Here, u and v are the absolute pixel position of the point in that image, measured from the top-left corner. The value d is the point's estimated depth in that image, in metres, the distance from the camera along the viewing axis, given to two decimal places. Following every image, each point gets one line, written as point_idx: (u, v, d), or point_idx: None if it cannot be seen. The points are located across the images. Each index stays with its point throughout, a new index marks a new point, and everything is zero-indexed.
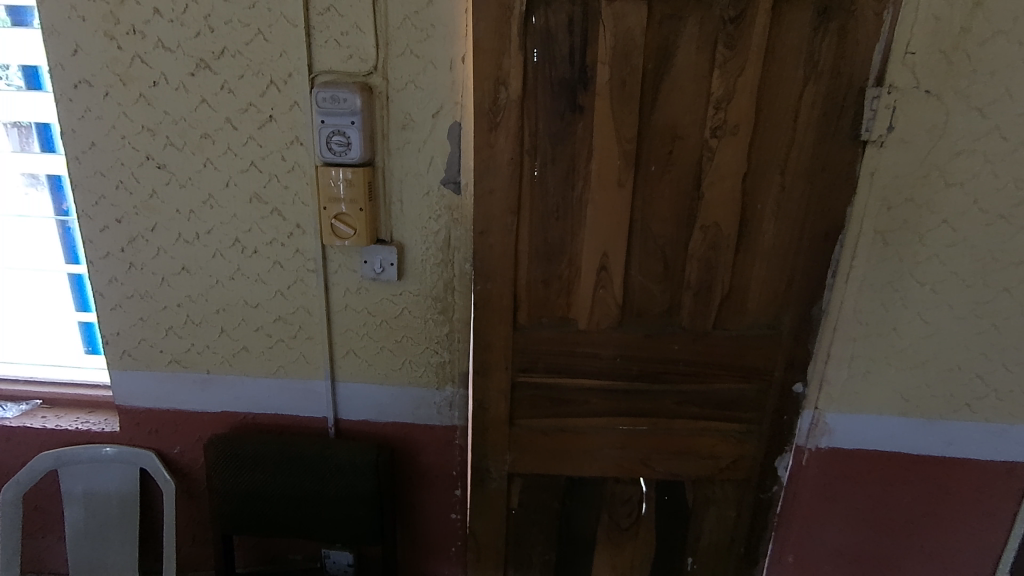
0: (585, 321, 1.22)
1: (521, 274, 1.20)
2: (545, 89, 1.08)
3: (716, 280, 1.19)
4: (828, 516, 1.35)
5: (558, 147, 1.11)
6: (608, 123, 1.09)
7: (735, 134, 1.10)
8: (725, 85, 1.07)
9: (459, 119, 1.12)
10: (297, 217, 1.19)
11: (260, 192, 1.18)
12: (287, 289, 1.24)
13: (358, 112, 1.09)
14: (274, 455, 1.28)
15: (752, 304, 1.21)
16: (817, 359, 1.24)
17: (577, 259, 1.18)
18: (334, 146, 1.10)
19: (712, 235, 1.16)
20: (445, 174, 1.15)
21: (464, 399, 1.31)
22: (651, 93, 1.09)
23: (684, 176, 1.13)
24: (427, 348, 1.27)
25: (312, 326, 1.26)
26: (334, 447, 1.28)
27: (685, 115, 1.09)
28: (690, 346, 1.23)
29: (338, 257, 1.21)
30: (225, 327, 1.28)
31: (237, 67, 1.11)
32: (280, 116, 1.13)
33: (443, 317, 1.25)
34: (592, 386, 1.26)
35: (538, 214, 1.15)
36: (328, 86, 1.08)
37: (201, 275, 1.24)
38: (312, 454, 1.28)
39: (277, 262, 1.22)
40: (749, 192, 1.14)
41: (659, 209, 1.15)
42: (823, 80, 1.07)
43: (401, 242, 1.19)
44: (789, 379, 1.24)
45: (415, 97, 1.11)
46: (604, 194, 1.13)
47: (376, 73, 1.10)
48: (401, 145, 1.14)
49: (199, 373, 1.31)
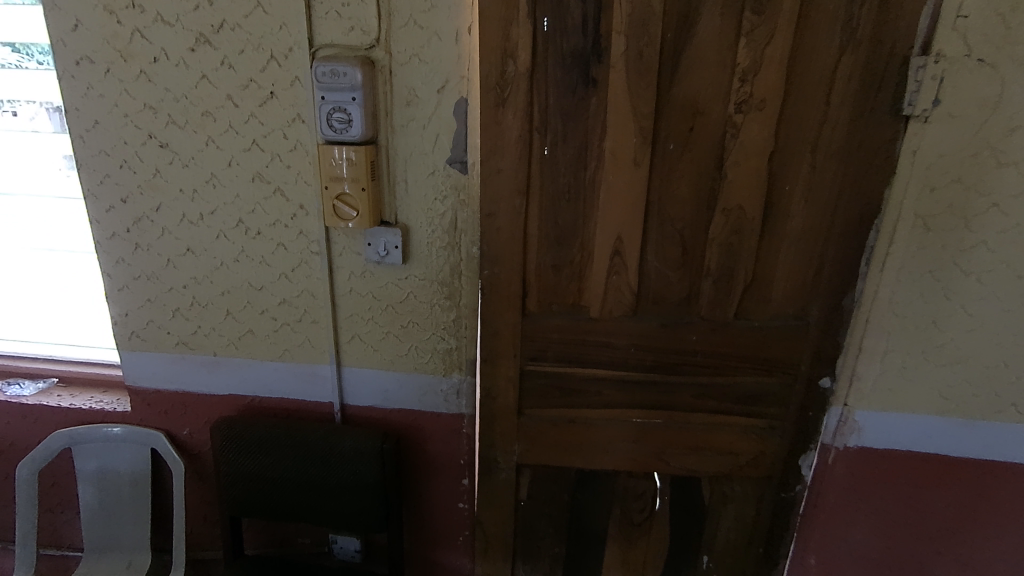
0: (598, 309, 1.16)
1: (530, 259, 1.14)
2: (556, 62, 1.01)
3: (739, 267, 1.12)
4: (855, 519, 1.27)
5: (570, 124, 1.05)
6: (624, 98, 1.02)
7: (762, 109, 1.01)
8: (752, 55, 0.99)
9: (465, 94, 1.06)
10: (300, 197, 1.15)
11: (263, 171, 1.15)
12: (291, 271, 1.21)
13: (359, 88, 1.04)
14: (280, 442, 1.27)
15: (778, 293, 1.13)
16: (848, 354, 1.16)
17: (590, 244, 1.12)
18: (335, 123, 1.06)
19: (734, 218, 1.08)
20: (452, 153, 1.10)
21: (471, 387, 1.26)
22: (670, 65, 1.01)
23: (705, 155, 1.06)
24: (434, 334, 1.23)
25: (317, 310, 1.24)
26: (340, 434, 1.26)
27: (707, 88, 1.01)
28: (709, 336, 1.16)
29: (342, 240, 1.17)
30: (231, 310, 1.26)
31: (236, 42, 1.07)
32: (282, 92, 1.09)
33: (450, 302, 1.20)
34: (605, 376, 1.21)
35: (549, 195, 1.09)
36: (328, 60, 1.04)
37: (205, 256, 1.22)
38: (318, 441, 1.26)
39: (281, 244, 1.19)
40: (776, 172, 1.05)
41: (678, 191, 1.08)
42: (861, 49, 0.97)
43: (406, 224, 1.15)
44: (816, 373, 1.17)
45: (419, 71, 1.06)
46: (618, 174, 1.07)
47: (379, 46, 1.05)
48: (406, 123, 1.09)
49: (206, 356, 1.30)
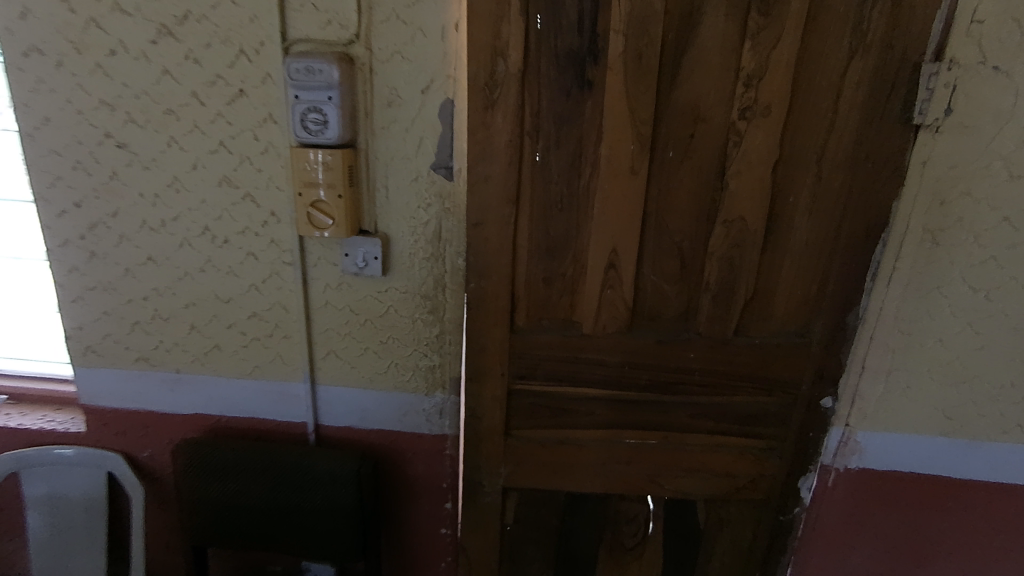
0: (591, 325, 1.10)
1: (520, 271, 1.07)
2: (549, 62, 0.95)
3: (739, 282, 1.06)
4: (855, 542, 1.22)
5: (563, 129, 0.98)
6: (621, 102, 0.96)
7: (767, 116, 0.96)
8: (758, 59, 0.93)
9: (452, 96, 0.99)
10: (271, 204, 1.07)
11: (231, 175, 1.06)
12: (262, 283, 1.12)
13: (336, 86, 0.96)
14: (252, 466, 1.18)
15: (780, 309, 1.08)
16: (851, 373, 1.11)
17: (583, 256, 1.06)
18: (310, 124, 0.98)
19: (736, 231, 1.03)
20: (436, 158, 1.02)
21: (455, 406, 1.19)
22: (670, 68, 0.95)
23: (706, 164, 1.00)
24: (416, 351, 1.15)
25: (290, 324, 1.15)
26: (316, 457, 1.17)
27: (708, 93, 0.96)
28: (707, 354, 1.11)
29: (317, 249, 1.09)
30: (196, 324, 1.17)
31: (202, 35, 0.98)
32: (252, 90, 1.00)
33: (433, 317, 1.12)
34: (597, 395, 1.14)
35: (540, 204, 1.03)
36: (303, 56, 0.96)
37: (168, 266, 1.13)
38: (292, 466, 1.17)
39: (251, 253, 1.10)
40: (780, 183, 1.00)
41: (678, 201, 1.02)
42: (871, 54, 0.92)
43: (387, 233, 1.07)
44: (817, 393, 1.12)
45: (402, 69, 0.98)
46: (614, 183, 1.00)
47: (358, 41, 0.97)
48: (387, 125, 1.01)
49: (169, 373, 1.21)
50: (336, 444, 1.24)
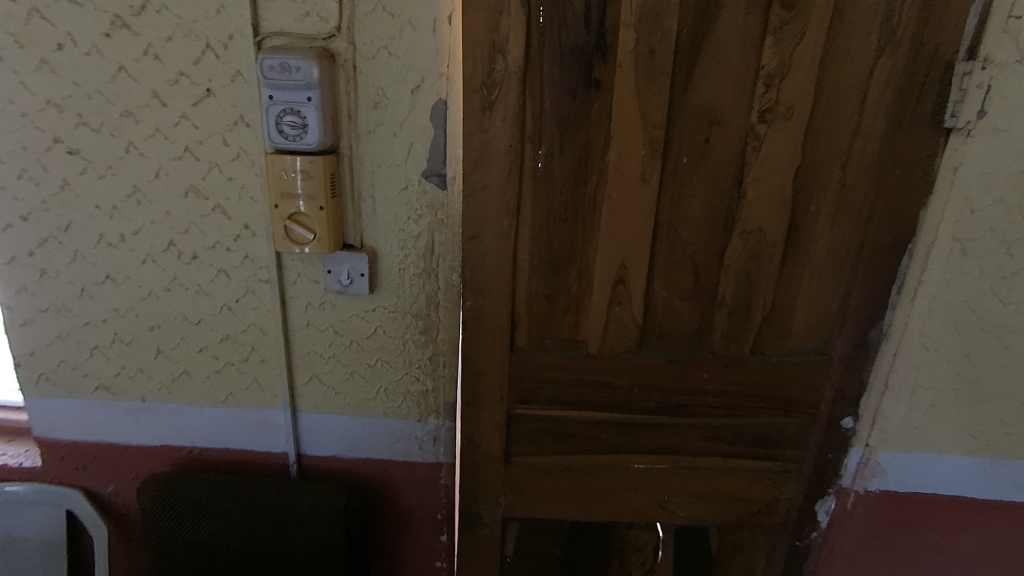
0: (598, 344, 1.01)
1: (520, 288, 0.98)
2: (552, 59, 0.86)
3: (756, 297, 0.99)
4: (873, 567, 1.16)
5: (568, 133, 0.90)
6: (632, 103, 0.87)
7: (788, 119, 0.88)
8: (780, 56, 0.85)
9: (444, 96, 0.90)
10: (244, 216, 0.96)
11: (198, 184, 0.95)
12: (235, 302, 1.02)
13: (316, 85, 0.85)
14: (227, 503, 1.07)
15: (799, 325, 1.01)
16: (872, 391, 1.04)
17: (589, 270, 0.98)
18: (286, 128, 0.87)
19: (754, 242, 0.95)
20: (428, 165, 0.93)
21: (450, 433, 1.10)
22: (685, 66, 0.87)
23: (723, 170, 0.92)
24: (407, 374, 1.06)
25: (267, 347, 1.05)
26: (299, 491, 1.07)
27: (726, 94, 0.88)
28: (721, 374, 1.03)
29: (296, 265, 0.99)
30: (162, 349, 1.06)
31: (162, 27, 0.87)
32: (220, 89, 0.90)
33: (425, 337, 1.03)
34: (604, 419, 1.06)
35: (542, 215, 0.94)
36: (277, 51, 0.85)
37: (129, 285, 1.02)
38: (272, 501, 1.06)
39: (222, 270, 1.00)
40: (801, 190, 0.93)
41: (692, 210, 0.94)
42: (901, 51, 0.85)
43: (374, 247, 0.97)
44: (837, 413, 1.05)
45: (389, 67, 0.88)
46: (624, 192, 0.92)
47: (340, 36, 0.87)
48: (373, 129, 0.91)
49: (134, 401, 1.10)
50: (320, 475, 1.13)
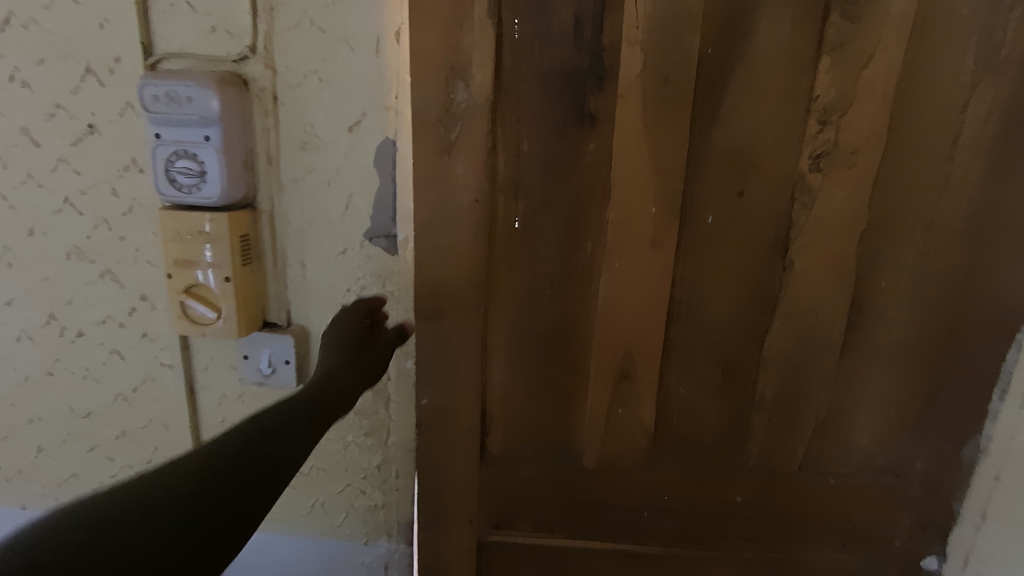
0: (596, 454, 0.77)
1: (494, 380, 0.76)
2: (531, 88, 0.65)
3: (807, 398, 0.74)
4: None
5: (554, 184, 0.68)
6: (638, 145, 0.65)
7: (852, 166, 0.66)
8: (841, 82, 0.63)
9: (392, 134, 0.68)
10: (141, 284, 0.75)
11: (82, 245, 0.74)
12: (133, 392, 0.80)
13: (216, 121, 0.64)
14: (96, 525, 0.38)
15: (864, 435, 0.76)
16: (964, 522, 0.77)
17: (584, 359, 0.74)
18: (178, 177, 0.66)
19: (804, 327, 0.71)
20: (372, 224, 0.71)
21: (406, 559, 0.85)
22: (711, 98, 0.65)
23: (762, 234, 0.69)
24: (350, 485, 0.82)
25: (173, 447, 0.82)
26: (328, 405, 0.60)
27: (767, 134, 0.66)
28: (758, 495, 0.78)
29: (208, 347, 0.77)
30: (44, 446, 0.83)
31: (32, 47, 0.68)
32: (107, 126, 0.70)
33: (371, 440, 0.80)
34: (606, 550, 0.81)
35: (522, 288, 0.72)
36: (164, 75, 0.64)
37: (3, 367, 0.80)
38: (267, 472, 0.49)
39: (116, 351, 0.79)
40: (869, 260, 0.69)
41: (719, 285, 0.71)
42: (1006, 77, 0.63)
43: (304, 326, 0.75)
44: (915, 550, 0.79)
45: (320, 98, 0.67)
46: (629, 260, 0.69)
47: (255, 58, 0.66)
48: (300, 176, 0.70)
49: (12, 509, 0.87)
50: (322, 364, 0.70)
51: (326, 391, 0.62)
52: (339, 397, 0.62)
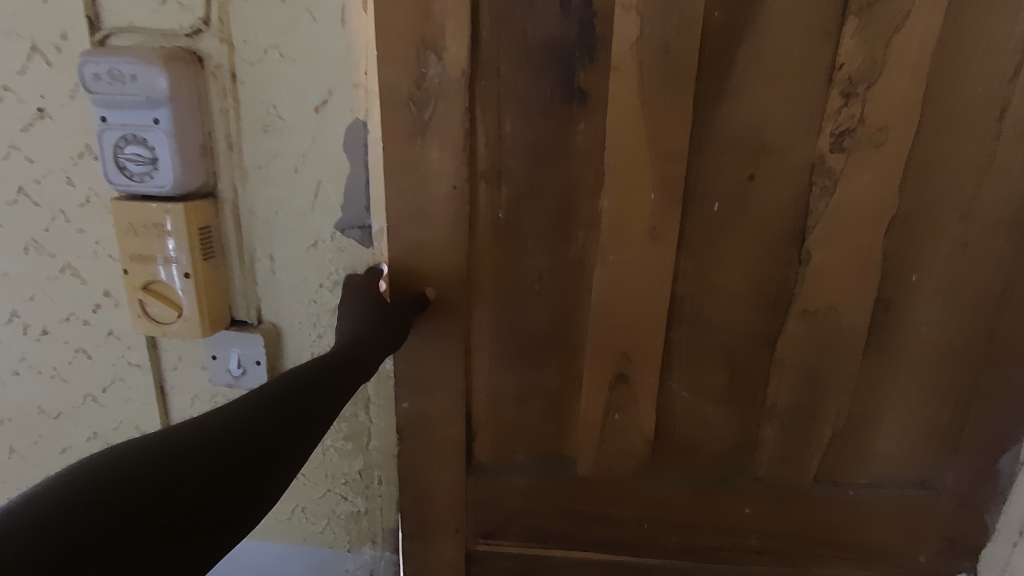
0: (591, 462, 0.71)
1: (480, 383, 0.70)
2: (514, 61, 0.58)
3: (825, 403, 0.67)
4: None
5: (541, 169, 0.61)
6: (634, 124, 0.58)
7: (879, 146, 0.57)
8: (870, 48, 0.55)
9: (362, 115, 0.62)
10: (103, 280, 0.71)
11: (40, 238, 0.70)
12: (102, 392, 0.76)
13: (165, 102, 0.58)
14: (82, 509, 0.29)
15: (888, 445, 0.69)
16: (998, 538, 0.69)
17: (577, 360, 0.68)
18: (128, 164, 0.60)
19: (822, 326, 0.64)
20: (344, 214, 0.65)
21: (393, 566, 0.80)
22: (718, 69, 0.57)
23: (775, 223, 0.61)
24: (330, 491, 0.78)
25: None
26: (352, 369, 0.52)
27: (782, 109, 0.58)
28: (769, 507, 0.72)
29: (176, 346, 0.72)
30: (15, 448, 0.80)
31: None
32: (57, 110, 0.65)
33: (351, 445, 0.75)
34: (602, 563, 0.75)
35: (507, 284, 0.65)
36: (106, 51, 0.58)
37: None
38: (281, 449, 0.41)
39: (83, 350, 0.74)
40: (898, 252, 0.61)
41: (727, 281, 0.64)
42: None
43: (275, 325, 0.70)
44: (943, 569, 0.72)
45: (282, 75, 0.61)
46: (626, 253, 0.62)
47: (210, 31, 0.60)
48: (265, 163, 0.64)
49: None
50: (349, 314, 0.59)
51: (350, 352, 0.53)
52: (360, 359, 0.54)
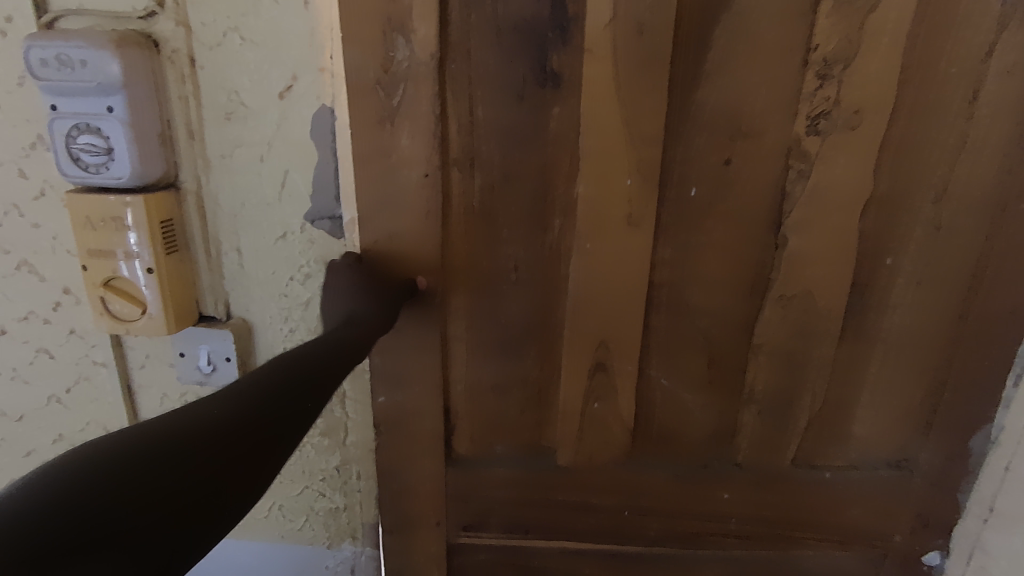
0: (571, 452, 0.71)
1: (457, 376, 0.68)
2: (485, 44, 0.56)
3: (803, 388, 0.67)
4: None
5: (515, 155, 0.60)
6: (609, 108, 0.57)
7: (855, 128, 0.57)
8: (845, 28, 0.54)
9: (329, 102, 0.60)
10: (63, 276, 0.68)
11: None
12: (66, 393, 0.73)
13: (119, 88, 0.56)
14: (75, 509, 0.27)
15: (864, 427, 0.69)
16: (969, 515, 0.70)
17: (555, 350, 0.67)
18: (82, 155, 0.58)
19: (800, 310, 0.64)
20: (313, 204, 0.63)
21: (373, 562, 0.79)
22: (693, 51, 0.56)
23: (752, 207, 0.61)
24: (308, 488, 0.76)
25: None
26: (349, 351, 0.50)
27: (758, 91, 0.57)
28: (749, 491, 0.72)
29: (143, 344, 0.70)
30: None
31: None
32: (5, 98, 0.61)
33: (328, 441, 0.74)
34: (584, 552, 0.75)
35: (482, 273, 0.64)
36: (53, 34, 0.55)
37: None
38: (279, 443, 0.39)
39: (44, 349, 0.71)
40: (873, 235, 0.61)
41: (705, 266, 0.63)
42: None
43: (244, 320, 0.68)
44: (917, 547, 0.73)
45: (244, 60, 0.59)
46: (603, 241, 0.61)
47: (165, 14, 0.57)
48: (229, 152, 0.62)
49: None
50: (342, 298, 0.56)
51: (347, 335, 0.51)
52: (355, 342, 0.52)
